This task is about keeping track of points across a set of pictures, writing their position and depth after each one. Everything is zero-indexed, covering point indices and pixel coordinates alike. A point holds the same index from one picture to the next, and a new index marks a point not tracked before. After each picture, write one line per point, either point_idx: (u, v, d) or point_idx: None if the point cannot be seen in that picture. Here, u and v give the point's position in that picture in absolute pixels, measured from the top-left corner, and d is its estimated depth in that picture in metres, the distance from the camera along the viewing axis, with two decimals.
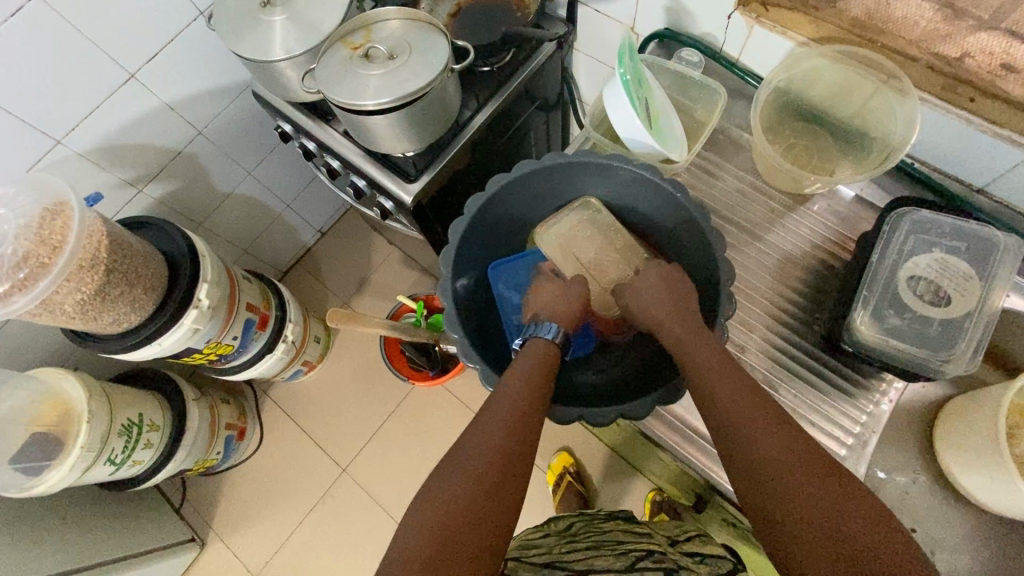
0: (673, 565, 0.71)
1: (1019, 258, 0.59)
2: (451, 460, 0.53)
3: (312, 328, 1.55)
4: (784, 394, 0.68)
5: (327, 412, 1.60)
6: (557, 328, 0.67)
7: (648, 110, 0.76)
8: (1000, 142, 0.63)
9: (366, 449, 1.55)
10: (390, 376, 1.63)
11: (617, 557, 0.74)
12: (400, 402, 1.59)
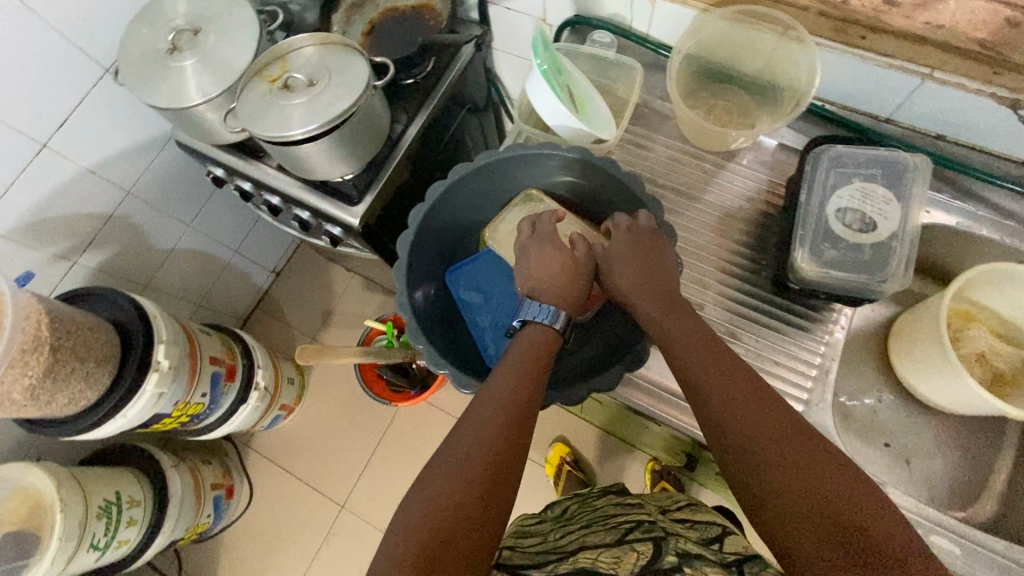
0: (663, 532, 0.63)
1: (928, 175, 0.63)
2: (441, 459, 0.52)
3: (284, 370, 1.52)
4: (746, 341, 0.71)
5: (315, 451, 1.57)
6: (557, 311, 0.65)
7: (571, 95, 0.78)
8: (896, 71, 0.69)
9: (362, 481, 1.53)
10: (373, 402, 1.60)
11: (606, 533, 0.67)
12: (387, 426, 1.57)
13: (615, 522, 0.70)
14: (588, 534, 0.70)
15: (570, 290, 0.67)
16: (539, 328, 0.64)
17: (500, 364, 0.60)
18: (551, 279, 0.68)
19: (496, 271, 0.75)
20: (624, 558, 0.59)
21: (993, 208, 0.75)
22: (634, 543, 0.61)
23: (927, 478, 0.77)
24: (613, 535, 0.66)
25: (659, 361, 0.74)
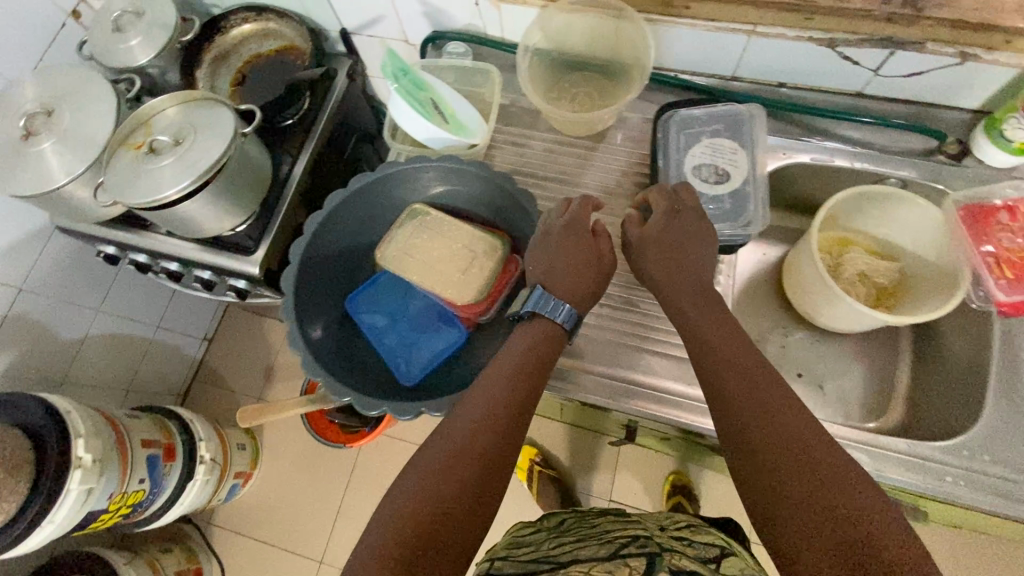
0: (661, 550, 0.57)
1: (764, 120, 0.68)
2: (421, 461, 0.51)
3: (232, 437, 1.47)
4: (645, 305, 0.77)
5: (282, 513, 1.51)
6: (572, 311, 0.63)
7: (437, 106, 0.81)
8: (722, 31, 0.76)
9: (336, 531, 1.48)
10: (333, 449, 1.56)
11: (600, 546, 0.60)
12: (352, 470, 1.53)
13: (611, 535, 0.63)
14: (582, 544, 0.63)
15: (583, 283, 0.65)
16: (545, 326, 0.62)
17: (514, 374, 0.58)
18: (562, 265, 0.66)
19: (395, 292, 0.74)
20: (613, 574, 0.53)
21: (842, 140, 0.81)
22: (626, 558, 0.56)
23: (841, 397, 0.82)
24: (608, 549, 0.59)
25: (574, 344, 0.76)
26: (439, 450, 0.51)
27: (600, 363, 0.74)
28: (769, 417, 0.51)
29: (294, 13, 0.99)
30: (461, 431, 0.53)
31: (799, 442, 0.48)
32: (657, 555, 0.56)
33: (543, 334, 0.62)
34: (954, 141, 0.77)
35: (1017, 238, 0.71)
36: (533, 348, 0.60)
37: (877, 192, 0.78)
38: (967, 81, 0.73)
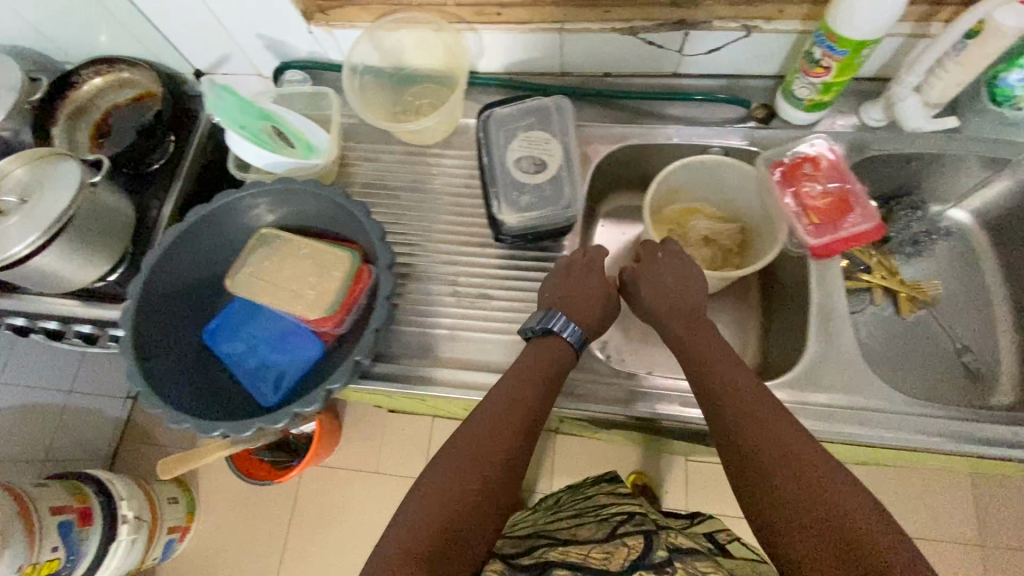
0: (654, 527, 0.72)
1: (571, 110, 0.73)
2: (445, 466, 0.60)
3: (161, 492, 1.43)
4: (501, 295, 0.80)
5: (227, 561, 1.48)
6: (580, 333, 0.71)
7: (279, 134, 0.83)
8: (535, 32, 0.82)
9: (284, 569, 1.46)
10: (272, 489, 1.54)
11: (598, 527, 0.76)
12: (293, 506, 1.52)
13: (611, 517, 0.78)
14: (587, 526, 0.77)
15: (583, 308, 0.73)
16: (560, 344, 0.70)
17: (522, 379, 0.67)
18: (579, 300, 0.74)
19: (250, 316, 0.75)
20: (613, 552, 0.67)
21: (664, 118, 0.86)
22: (624, 538, 0.69)
23: None
24: (607, 529, 0.74)
25: (436, 342, 0.78)
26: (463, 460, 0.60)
27: (461, 356, 0.77)
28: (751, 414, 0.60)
29: (146, 61, 1.01)
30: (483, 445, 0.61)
31: (780, 437, 0.58)
32: (652, 534, 0.69)
33: (552, 349, 0.70)
34: (759, 105, 0.84)
35: (820, 185, 0.77)
36: (544, 360, 0.69)
37: (701, 162, 0.84)
38: (757, 50, 0.80)
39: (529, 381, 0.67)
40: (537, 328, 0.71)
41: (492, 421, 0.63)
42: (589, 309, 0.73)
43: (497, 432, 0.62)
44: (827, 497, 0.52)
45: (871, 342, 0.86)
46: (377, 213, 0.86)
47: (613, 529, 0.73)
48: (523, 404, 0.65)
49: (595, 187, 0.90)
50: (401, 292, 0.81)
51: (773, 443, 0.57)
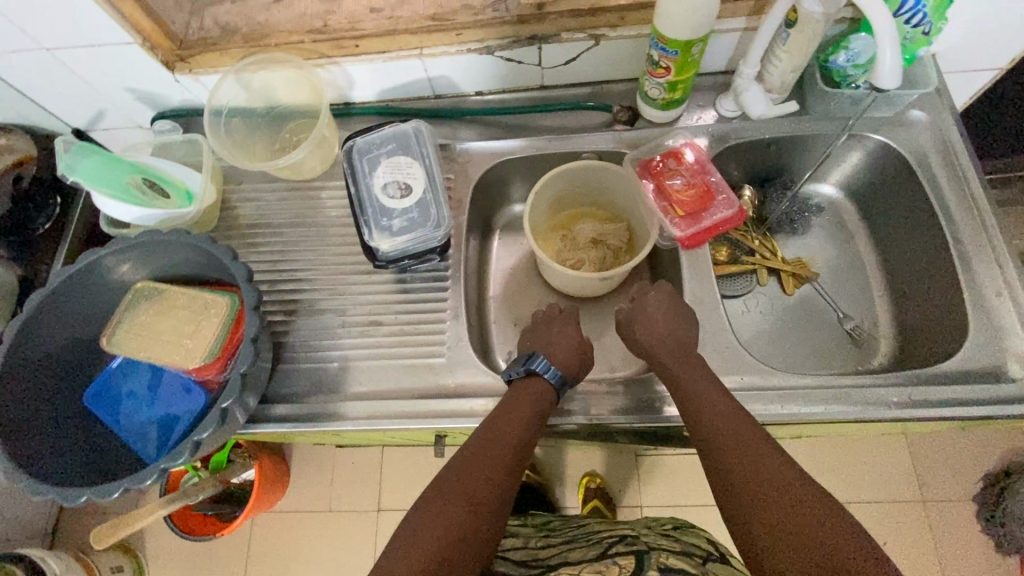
0: (646, 547, 0.69)
1: (429, 133, 0.75)
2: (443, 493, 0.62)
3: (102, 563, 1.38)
4: (391, 321, 0.79)
5: None
6: (560, 374, 0.73)
7: (153, 186, 0.82)
8: (396, 59, 0.84)
9: None
10: (224, 543, 1.49)
11: (592, 548, 0.73)
12: (248, 557, 1.47)
13: (603, 539, 0.75)
14: (579, 552, 0.74)
15: (562, 354, 0.76)
16: (542, 384, 0.71)
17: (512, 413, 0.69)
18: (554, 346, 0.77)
19: (132, 373, 0.74)
20: (604, 571, 0.65)
21: (536, 130, 0.89)
22: (616, 558, 0.67)
23: (603, 353, 0.88)
24: (599, 550, 0.71)
25: (328, 375, 0.77)
26: (449, 495, 0.61)
27: (352, 387, 0.77)
28: (735, 438, 0.61)
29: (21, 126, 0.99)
30: (471, 483, 0.62)
31: (765, 461, 0.58)
32: (643, 551, 0.67)
33: (532, 392, 0.71)
34: (622, 108, 0.87)
35: (681, 180, 0.81)
36: (529, 400, 0.70)
37: (575, 167, 0.87)
38: (609, 56, 0.84)
39: (514, 418, 0.68)
40: (520, 371, 0.73)
41: (478, 458, 0.65)
42: (567, 356, 0.76)
43: (484, 473, 0.63)
44: (825, 523, 0.52)
45: (760, 323, 0.89)
46: (261, 254, 0.85)
47: (604, 549, 0.71)
48: (510, 446, 0.66)
49: (479, 202, 0.91)
50: (289, 330, 0.80)
51: (758, 464, 0.58)
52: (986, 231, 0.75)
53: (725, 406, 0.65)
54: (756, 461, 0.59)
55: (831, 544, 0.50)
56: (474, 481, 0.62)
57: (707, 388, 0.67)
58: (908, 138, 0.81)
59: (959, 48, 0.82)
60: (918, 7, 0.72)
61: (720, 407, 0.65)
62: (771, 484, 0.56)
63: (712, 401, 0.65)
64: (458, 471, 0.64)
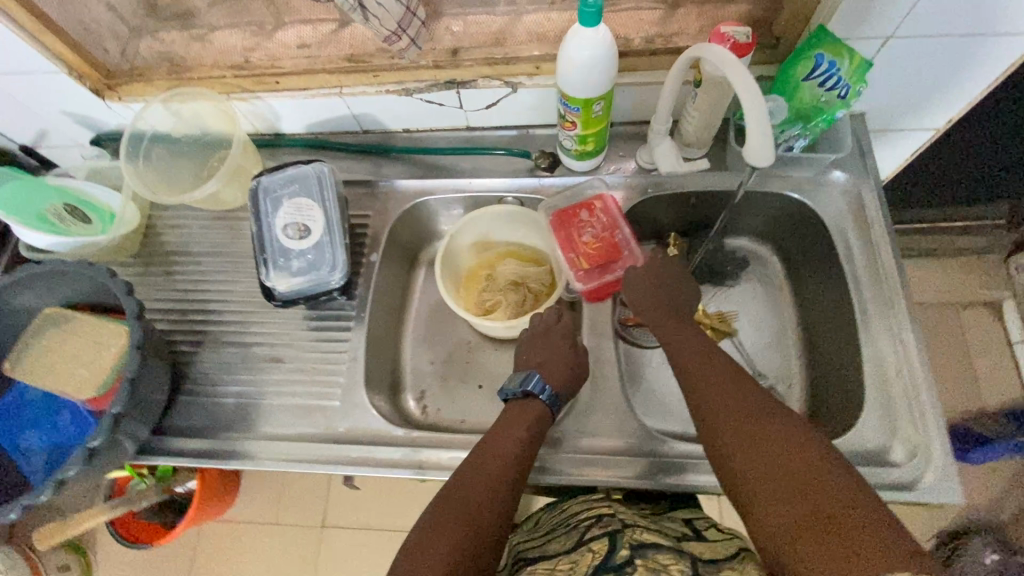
0: (621, 523, 0.61)
1: (332, 175, 0.75)
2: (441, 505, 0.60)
3: (51, 558, 1.38)
4: (294, 359, 0.80)
5: None
6: (554, 392, 0.72)
7: (76, 211, 0.84)
8: (319, 97, 0.84)
9: None
10: (171, 548, 1.48)
11: (566, 536, 0.64)
12: (192, 563, 1.47)
13: (579, 519, 0.66)
14: (551, 539, 0.66)
15: (561, 368, 0.75)
16: (537, 404, 0.71)
17: (502, 433, 0.68)
18: (549, 360, 0.75)
19: (34, 397, 0.76)
20: (578, 566, 0.58)
21: (460, 171, 0.89)
22: (590, 544, 0.59)
23: None
24: (573, 538, 0.62)
25: (225, 410, 0.78)
26: (453, 506, 0.59)
27: (247, 423, 0.77)
28: (734, 416, 0.61)
29: None
30: (473, 495, 0.61)
31: (743, 407, 0.61)
32: (618, 532, 0.59)
33: (534, 408, 0.71)
34: (543, 154, 0.86)
35: (590, 230, 0.81)
36: (529, 416, 0.70)
37: (493, 213, 0.88)
38: (531, 102, 0.83)
39: (508, 436, 0.67)
40: (517, 390, 0.73)
41: (479, 471, 0.63)
42: (565, 372, 0.75)
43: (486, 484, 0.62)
44: (788, 447, 0.56)
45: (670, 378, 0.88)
46: (178, 282, 0.87)
47: (579, 534, 0.62)
48: (513, 459, 0.65)
49: (402, 239, 0.91)
50: (194, 361, 0.81)
51: (761, 435, 0.58)
52: (892, 302, 0.72)
53: (725, 386, 0.65)
54: (759, 432, 0.58)
55: (803, 468, 0.53)
56: (475, 494, 0.61)
57: (710, 372, 0.67)
58: (826, 200, 0.79)
59: (885, 110, 0.80)
60: (829, 70, 0.69)
61: (725, 384, 0.65)
62: (772, 452, 0.56)
63: (715, 383, 0.65)
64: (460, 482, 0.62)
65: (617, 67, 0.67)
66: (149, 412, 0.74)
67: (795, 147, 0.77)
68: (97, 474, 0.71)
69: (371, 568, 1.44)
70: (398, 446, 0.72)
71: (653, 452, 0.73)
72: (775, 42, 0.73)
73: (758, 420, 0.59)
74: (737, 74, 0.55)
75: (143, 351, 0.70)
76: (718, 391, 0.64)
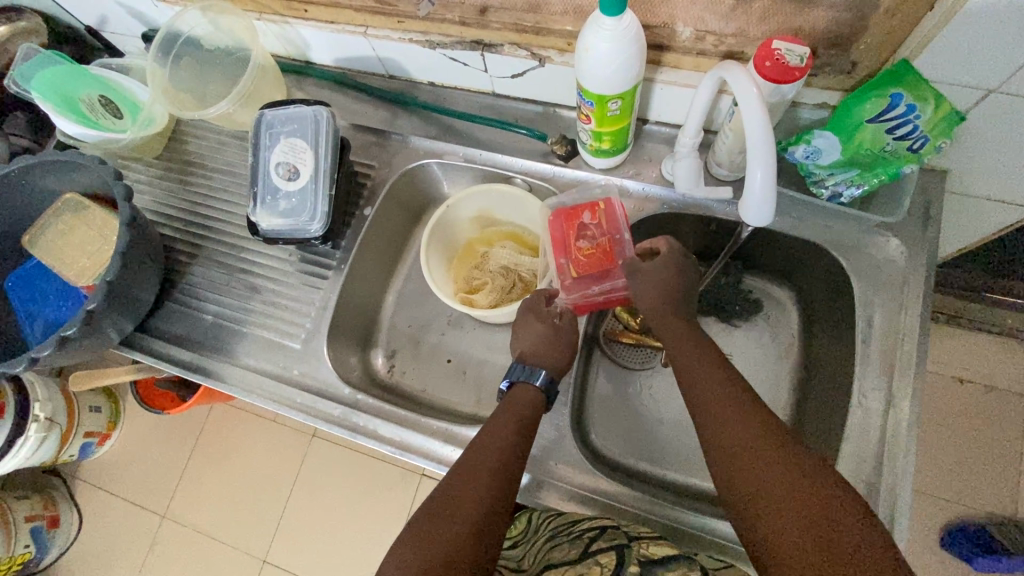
0: (625, 539, 0.60)
1: (329, 122, 0.74)
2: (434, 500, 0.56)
3: (85, 399, 1.52)
4: (271, 293, 0.82)
5: (133, 472, 1.58)
6: (549, 375, 0.69)
7: (110, 104, 0.86)
8: (343, 33, 0.80)
9: (179, 492, 1.54)
10: (184, 417, 1.59)
11: (568, 546, 0.61)
12: (199, 435, 1.57)
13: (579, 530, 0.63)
14: (551, 548, 0.62)
15: (555, 349, 0.72)
16: (527, 390, 0.68)
17: (494, 421, 0.64)
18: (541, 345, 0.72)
19: (42, 269, 0.82)
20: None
21: (474, 141, 0.84)
22: (597, 556, 0.57)
23: (478, 383, 0.85)
24: (578, 549, 0.59)
25: (203, 326, 0.83)
26: (444, 508, 0.55)
27: (219, 342, 0.81)
28: (742, 438, 0.53)
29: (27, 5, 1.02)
30: (469, 493, 0.56)
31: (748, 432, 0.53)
32: (625, 548, 0.58)
33: (523, 395, 0.68)
34: (559, 140, 0.79)
35: (585, 233, 0.74)
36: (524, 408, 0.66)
37: (497, 193, 0.83)
38: (557, 80, 0.76)
39: (502, 427, 0.63)
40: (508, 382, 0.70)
41: (471, 468, 0.59)
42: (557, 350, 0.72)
43: (478, 477, 0.58)
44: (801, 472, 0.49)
45: (639, 403, 0.83)
46: (189, 192, 0.90)
47: (583, 546, 0.60)
48: (506, 453, 0.60)
49: (405, 197, 0.88)
50: (187, 272, 0.85)
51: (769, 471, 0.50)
52: (896, 399, 0.63)
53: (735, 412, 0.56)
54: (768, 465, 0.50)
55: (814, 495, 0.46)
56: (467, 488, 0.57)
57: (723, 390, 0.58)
58: (865, 263, 0.68)
59: (973, 171, 0.67)
60: (907, 116, 0.57)
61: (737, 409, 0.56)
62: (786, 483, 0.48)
63: (723, 405, 0.57)
64: (450, 480, 0.58)
65: (644, 65, 0.59)
66: (130, 312, 0.78)
67: (844, 195, 0.67)
68: (77, 355, 0.77)
69: (343, 482, 1.48)
70: (341, 404, 0.75)
71: (665, 517, 0.68)
72: (851, 68, 0.61)
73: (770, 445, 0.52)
74: (748, 99, 0.47)
75: (127, 258, 0.74)
76: (722, 412, 0.57)
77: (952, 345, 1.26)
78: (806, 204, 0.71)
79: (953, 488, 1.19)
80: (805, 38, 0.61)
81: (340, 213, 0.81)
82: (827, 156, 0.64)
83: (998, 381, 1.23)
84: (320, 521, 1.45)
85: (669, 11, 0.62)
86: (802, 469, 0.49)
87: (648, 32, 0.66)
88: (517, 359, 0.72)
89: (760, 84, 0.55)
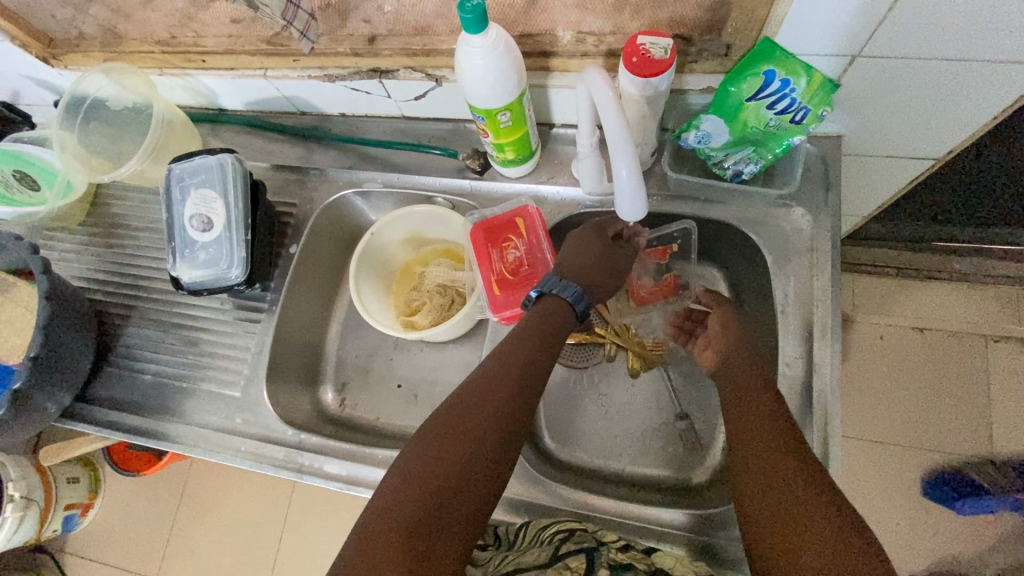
0: (596, 542, 0.60)
1: (240, 167, 0.76)
2: (457, 406, 0.59)
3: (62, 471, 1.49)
4: (207, 343, 0.82)
5: (120, 537, 1.55)
6: (581, 292, 0.68)
7: (25, 177, 0.87)
8: (245, 78, 0.81)
9: (168, 553, 1.51)
10: (164, 474, 1.57)
11: (539, 550, 0.59)
12: (182, 491, 1.54)
13: (547, 534, 0.62)
14: (519, 555, 0.60)
15: (596, 271, 0.71)
16: (555, 300, 0.68)
17: (520, 327, 0.66)
18: (582, 261, 0.71)
19: None
20: None
21: (392, 165, 0.85)
22: (567, 560, 0.56)
23: (430, 406, 0.84)
24: (548, 552, 0.58)
25: (144, 388, 0.82)
26: (463, 419, 0.58)
27: (162, 401, 0.81)
28: (777, 474, 0.54)
29: None
30: (461, 449, 0.56)
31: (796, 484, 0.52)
32: (594, 550, 0.58)
33: (550, 308, 0.68)
34: (471, 155, 0.80)
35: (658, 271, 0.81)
36: (543, 326, 0.66)
37: (420, 214, 0.84)
38: (458, 96, 0.77)
39: (526, 346, 0.64)
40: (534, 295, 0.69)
41: (483, 407, 0.59)
42: (596, 269, 0.71)
43: (471, 432, 0.57)
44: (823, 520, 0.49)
45: (588, 403, 0.82)
46: (117, 255, 0.89)
47: (553, 548, 0.59)
48: (517, 393, 0.61)
49: (333, 230, 0.88)
50: (123, 335, 0.85)
51: (812, 524, 0.49)
52: (819, 364, 0.64)
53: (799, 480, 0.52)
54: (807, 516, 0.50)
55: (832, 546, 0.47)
56: (485, 405, 0.59)
57: (783, 449, 0.55)
58: (774, 236, 0.70)
59: (866, 131, 0.68)
60: (783, 90, 0.58)
61: (800, 474, 0.53)
62: (816, 529, 0.49)
63: (777, 450, 0.55)
64: (458, 415, 0.58)
65: (522, 76, 0.61)
66: (66, 383, 0.78)
67: (745, 172, 0.68)
68: (20, 434, 0.77)
69: (330, 521, 1.45)
70: (286, 447, 0.75)
71: (626, 515, 0.67)
72: (727, 51, 0.62)
73: (815, 498, 0.51)
74: (607, 106, 0.50)
75: (53, 331, 0.74)
76: (767, 459, 0.55)
77: (908, 296, 1.25)
78: (712, 187, 0.72)
79: (933, 437, 1.19)
80: (678, 27, 0.63)
81: (266, 255, 0.81)
82: (718, 138, 0.65)
83: (956, 325, 1.23)
84: (311, 564, 1.42)
85: (549, 17, 0.65)
86: (829, 518, 0.49)
87: (531, 40, 0.67)
88: (554, 270, 0.71)
89: (633, 81, 0.56)
